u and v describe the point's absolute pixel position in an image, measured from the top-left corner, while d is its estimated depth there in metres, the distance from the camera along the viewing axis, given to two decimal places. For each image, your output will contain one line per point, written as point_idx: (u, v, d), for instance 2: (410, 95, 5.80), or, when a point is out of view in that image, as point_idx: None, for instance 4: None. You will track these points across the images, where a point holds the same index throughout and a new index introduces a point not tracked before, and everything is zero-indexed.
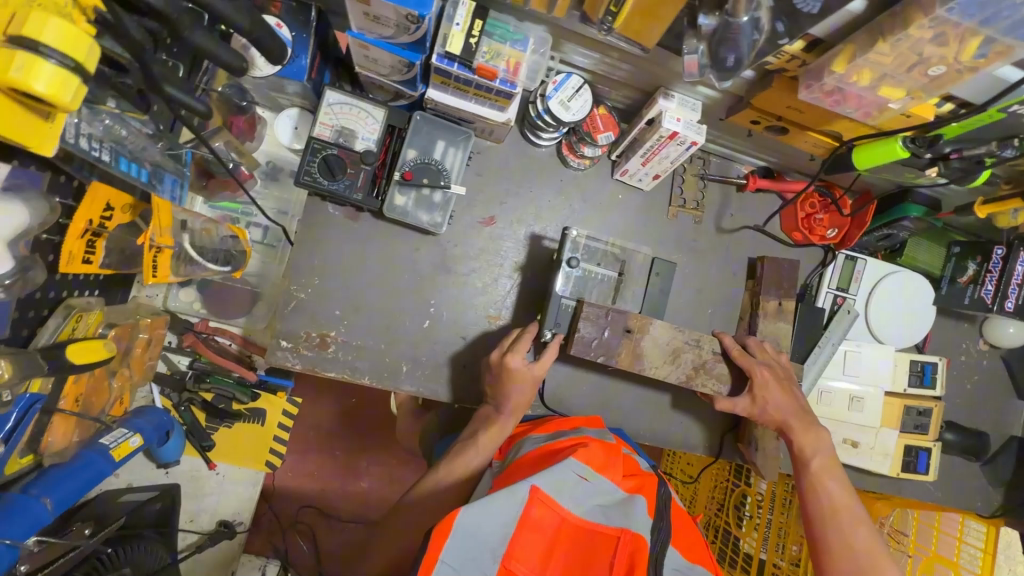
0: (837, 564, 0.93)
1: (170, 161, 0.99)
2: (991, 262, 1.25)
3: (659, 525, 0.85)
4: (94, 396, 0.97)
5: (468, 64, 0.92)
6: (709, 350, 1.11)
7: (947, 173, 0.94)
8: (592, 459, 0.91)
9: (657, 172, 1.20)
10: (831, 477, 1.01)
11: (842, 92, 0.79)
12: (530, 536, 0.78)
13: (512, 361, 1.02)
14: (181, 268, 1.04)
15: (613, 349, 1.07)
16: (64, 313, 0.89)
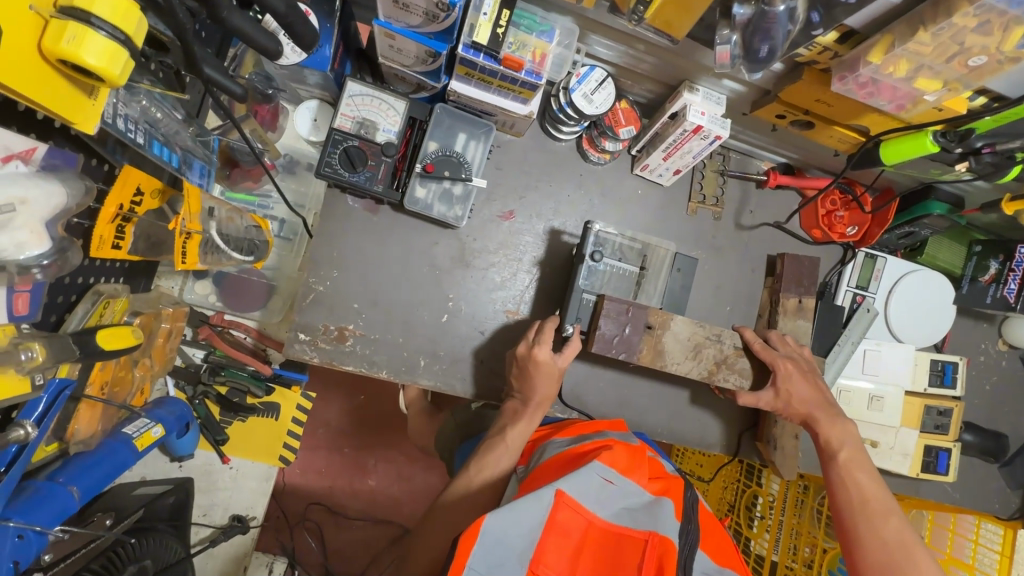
0: (867, 559, 0.89)
1: (198, 148, 1.03)
2: (1014, 261, 1.24)
3: (687, 528, 0.83)
4: (116, 385, 1.00)
5: (494, 55, 0.91)
6: (730, 346, 1.10)
7: (977, 168, 0.93)
8: (616, 463, 0.89)
9: (678, 167, 1.19)
10: (860, 470, 0.97)
11: (876, 84, 0.78)
12: (556, 541, 0.77)
13: (540, 353, 1.00)
14: (208, 257, 1.02)
15: (635, 344, 1.05)
16: (92, 299, 0.89)
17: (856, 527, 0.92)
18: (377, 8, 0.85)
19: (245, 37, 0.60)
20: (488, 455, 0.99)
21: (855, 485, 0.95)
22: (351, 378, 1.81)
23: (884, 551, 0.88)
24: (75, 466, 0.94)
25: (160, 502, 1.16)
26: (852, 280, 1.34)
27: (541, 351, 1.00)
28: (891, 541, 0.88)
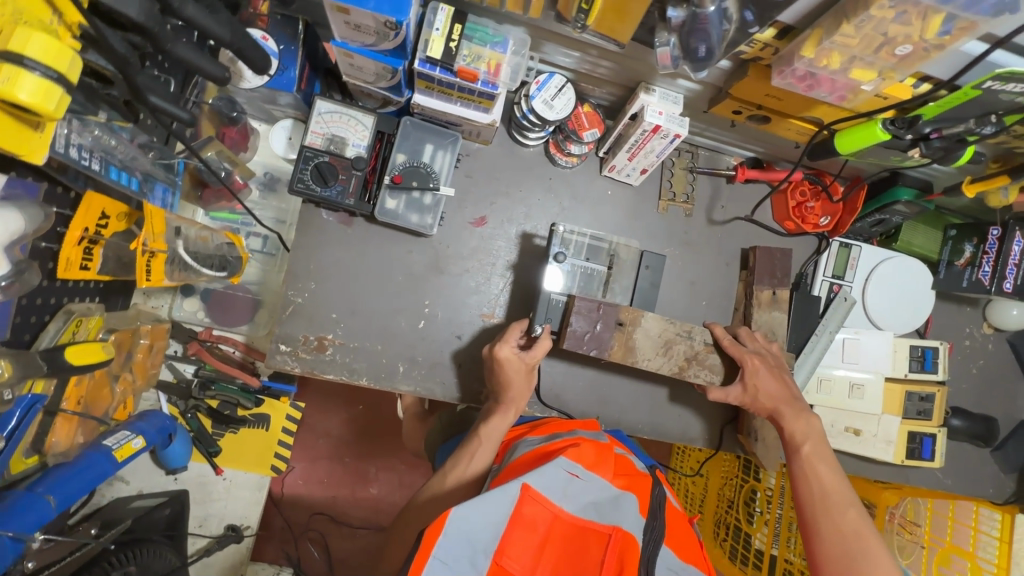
0: (824, 551, 0.88)
1: (161, 171, 1.04)
2: (987, 244, 1.24)
3: (652, 524, 0.85)
4: (95, 397, 1.05)
5: (449, 68, 0.94)
6: (700, 341, 1.12)
7: (929, 153, 0.93)
8: (582, 459, 0.92)
9: (644, 166, 1.21)
10: (823, 463, 0.97)
11: (815, 76, 0.80)
12: (522, 534, 0.78)
13: (501, 350, 1.04)
14: (176, 274, 1.11)
15: (605, 342, 1.07)
16: (64, 318, 0.94)
17: (816, 519, 0.91)
18: (333, 30, 0.89)
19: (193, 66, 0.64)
20: (465, 455, 1.01)
21: (817, 478, 0.95)
22: (346, 388, 1.84)
23: (842, 545, 0.87)
24: (57, 475, 0.98)
25: (158, 514, 1.23)
26: (827, 270, 1.35)
27: (502, 349, 1.04)
28: (848, 534, 0.87)
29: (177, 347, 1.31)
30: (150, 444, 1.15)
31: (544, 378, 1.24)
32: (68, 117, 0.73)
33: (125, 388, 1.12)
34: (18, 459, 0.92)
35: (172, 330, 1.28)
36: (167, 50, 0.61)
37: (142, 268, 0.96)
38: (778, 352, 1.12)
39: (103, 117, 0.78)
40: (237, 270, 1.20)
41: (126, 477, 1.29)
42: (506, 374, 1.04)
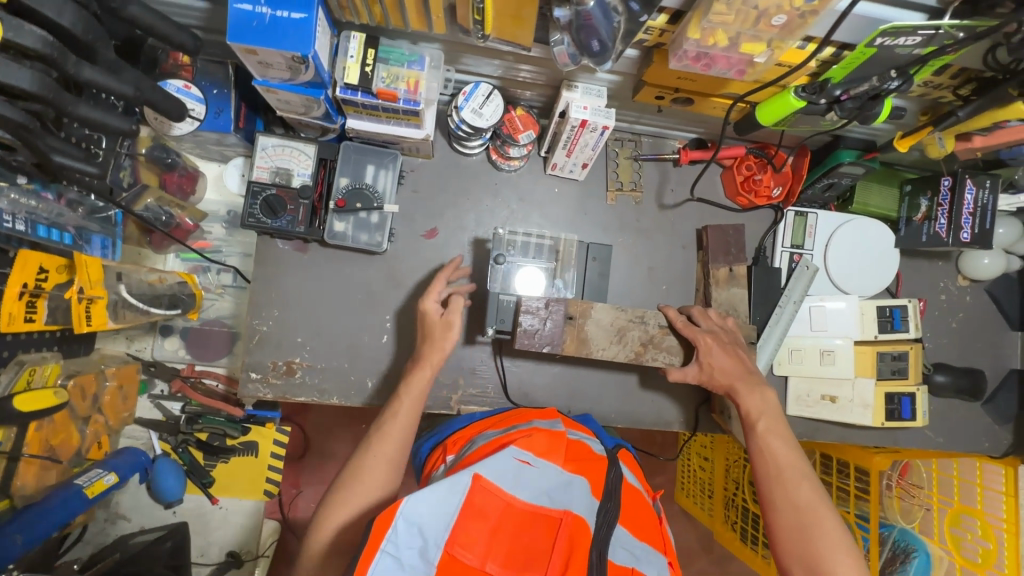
0: (779, 524, 0.89)
1: (96, 223, 1.08)
2: (940, 196, 1.23)
3: (606, 506, 0.86)
4: (56, 440, 1.04)
5: (369, 91, 0.99)
6: (655, 325, 1.13)
7: (844, 115, 0.94)
8: (533, 447, 0.93)
9: (584, 161, 1.23)
10: (778, 438, 0.97)
11: (708, 56, 0.83)
12: (472, 523, 0.79)
13: (426, 302, 1.07)
14: (119, 314, 1.05)
15: (558, 337, 1.09)
16: (15, 368, 0.96)
17: (772, 494, 0.92)
18: (252, 71, 0.94)
19: (93, 121, 0.71)
20: (388, 419, 0.97)
21: (772, 453, 0.95)
22: (348, 410, 1.61)
23: (797, 517, 0.88)
24: (27, 515, 0.96)
25: (159, 548, 1.26)
26: (786, 241, 1.36)
27: (426, 300, 1.07)
28: (802, 507, 0.88)
29: (164, 386, 1.38)
30: (122, 481, 1.17)
31: (511, 377, 1.27)
32: None
33: (96, 430, 1.17)
34: None
35: (155, 369, 1.35)
36: (70, 112, 0.67)
37: (80, 315, 0.93)
38: (734, 329, 1.14)
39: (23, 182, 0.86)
40: (188, 308, 1.20)
41: (128, 515, 1.36)
42: (427, 325, 1.07)
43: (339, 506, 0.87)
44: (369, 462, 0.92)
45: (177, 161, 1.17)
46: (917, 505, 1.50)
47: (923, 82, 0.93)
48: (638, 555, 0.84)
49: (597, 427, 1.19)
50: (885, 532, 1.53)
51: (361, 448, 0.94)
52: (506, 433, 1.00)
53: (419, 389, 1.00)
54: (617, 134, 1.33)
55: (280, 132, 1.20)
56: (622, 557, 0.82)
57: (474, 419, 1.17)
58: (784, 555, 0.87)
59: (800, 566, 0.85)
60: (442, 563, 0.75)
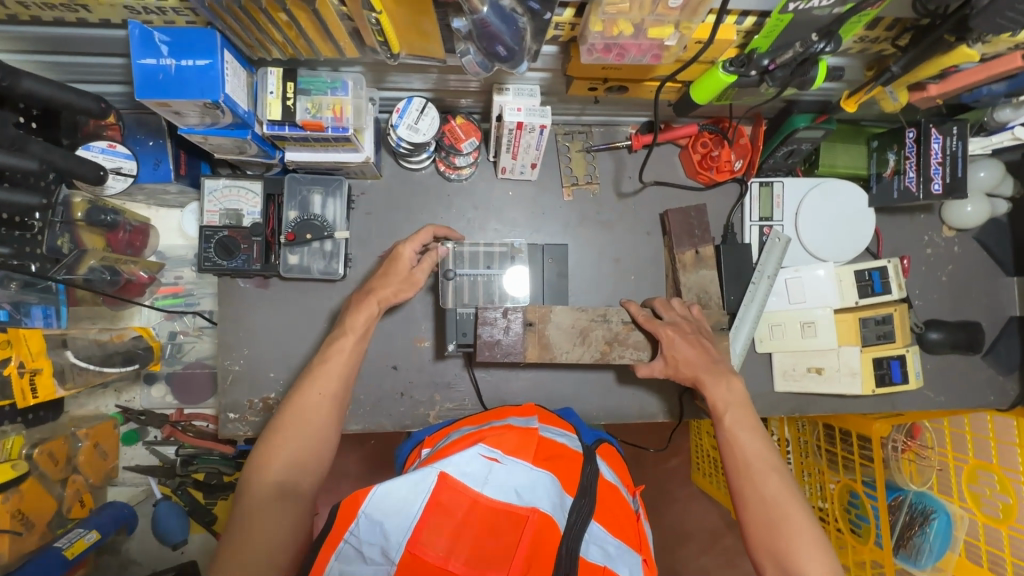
0: (749, 518, 0.89)
1: (36, 293, 0.99)
2: (906, 148, 1.18)
3: (579, 504, 0.83)
4: (34, 512, 1.00)
5: (295, 124, 0.98)
6: (618, 321, 1.11)
7: (777, 84, 0.89)
8: (502, 444, 0.88)
9: (531, 161, 1.20)
10: (746, 430, 0.96)
11: (619, 45, 0.80)
12: (438, 522, 0.77)
13: (404, 247, 1.06)
14: (68, 379, 1.02)
15: (519, 344, 1.09)
16: None
17: (741, 489, 0.91)
18: (174, 120, 0.94)
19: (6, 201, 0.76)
20: (330, 356, 0.95)
21: (739, 446, 0.94)
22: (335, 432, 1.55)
23: (765, 512, 0.88)
24: None
25: None
26: (753, 214, 1.31)
27: (404, 244, 1.06)
28: (770, 501, 0.88)
29: (156, 432, 1.41)
30: (105, 538, 1.14)
31: (485, 387, 1.26)
32: None
33: (76, 490, 1.13)
34: None
35: (146, 418, 1.36)
36: None
37: (22, 390, 0.91)
38: (698, 317, 1.11)
39: None
40: (146, 362, 1.20)
41: (138, 560, 1.40)
42: (389, 267, 1.05)
43: (285, 444, 0.85)
44: (312, 398, 0.89)
45: (120, 218, 1.08)
46: (932, 464, 1.40)
47: (858, 38, 0.88)
48: (610, 553, 0.81)
49: (577, 421, 1.12)
50: (898, 497, 1.45)
51: (301, 386, 0.92)
52: (478, 431, 0.96)
53: (364, 324, 0.98)
54: (566, 128, 1.30)
55: (226, 173, 1.20)
56: (594, 553, 0.80)
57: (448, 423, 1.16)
58: (755, 549, 0.87)
59: (770, 560, 0.85)
60: (404, 562, 0.73)
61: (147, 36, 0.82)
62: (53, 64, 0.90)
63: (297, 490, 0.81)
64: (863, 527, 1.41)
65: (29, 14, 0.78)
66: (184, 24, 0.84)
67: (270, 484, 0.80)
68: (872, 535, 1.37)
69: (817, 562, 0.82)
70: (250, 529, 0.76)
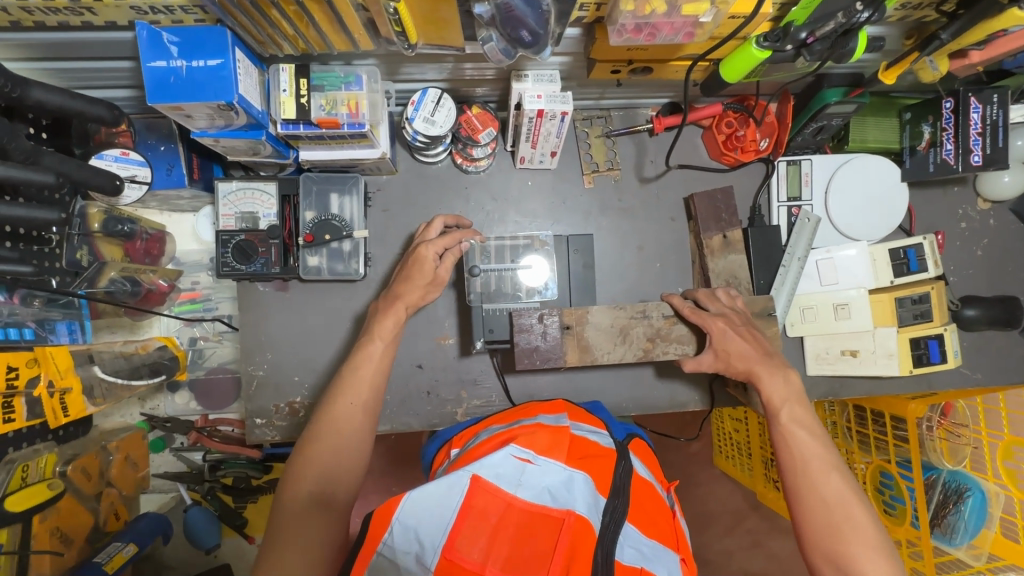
0: (809, 521, 0.85)
1: (59, 310, 0.99)
2: (943, 119, 1.12)
3: (613, 504, 0.79)
4: (71, 529, 0.99)
5: (310, 122, 0.94)
6: (658, 316, 1.08)
7: (815, 59, 0.85)
8: (534, 444, 0.85)
9: (551, 150, 1.16)
10: (804, 429, 0.92)
11: (650, 24, 0.76)
12: (471, 524, 0.74)
13: (426, 248, 1.00)
14: (99, 396, 1.01)
15: (558, 348, 1.06)
16: (7, 468, 0.89)
17: (799, 491, 0.88)
18: (186, 124, 0.91)
19: (25, 219, 0.73)
20: (360, 362, 0.92)
21: (797, 445, 0.90)
22: None
23: (826, 513, 0.85)
24: None
25: None
26: (781, 195, 1.27)
27: (426, 246, 1.00)
28: (831, 502, 0.85)
29: (183, 439, 1.41)
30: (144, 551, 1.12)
31: (512, 382, 1.24)
32: None
33: (111, 502, 1.13)
34: None
35: (172, 424, 1.36)
36: None
37: (54, 411, 0.90)
38: (744, 309, 1.09)
39: None
40: (172, 372, 1.19)
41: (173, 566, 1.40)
42: (410, 270, 1.00)
43: (317, 455, 0.83)
44: (342, 408, 0.87)
45: (137, 227, 1.07)
46: (965, 442, 1.37)
47: (900, 4, 0.83)
48: (646, 554, 0.78)
49: (608, 416, 1.10)
50: (931, 475, 1.41)
51: (330, 396, 0.89)
52: (509, 430, 0.93)
53: (391, 329, 0.95)
54: (585, 113, 1.25)
55: (239, 175, 1.17)
56: (629, 555, 0.77)
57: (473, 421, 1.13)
58: (812, 550, 0.84)
59: (826, 561, 0.83)
60: (441, 568, 0.70)
61: (155, 38, 0.79)
62: (59, 70, 0.87)
63: (330, 502, 0.79)
64: (897, 508, 1.35)
65: (33, 20, 0.75)
66: (193, 22, 0.81)
67: (303, 495, 0.79)
68: (907, 516, 1.31)
69: (879, 566, 0.80)
70: (286, 542, 0.74)
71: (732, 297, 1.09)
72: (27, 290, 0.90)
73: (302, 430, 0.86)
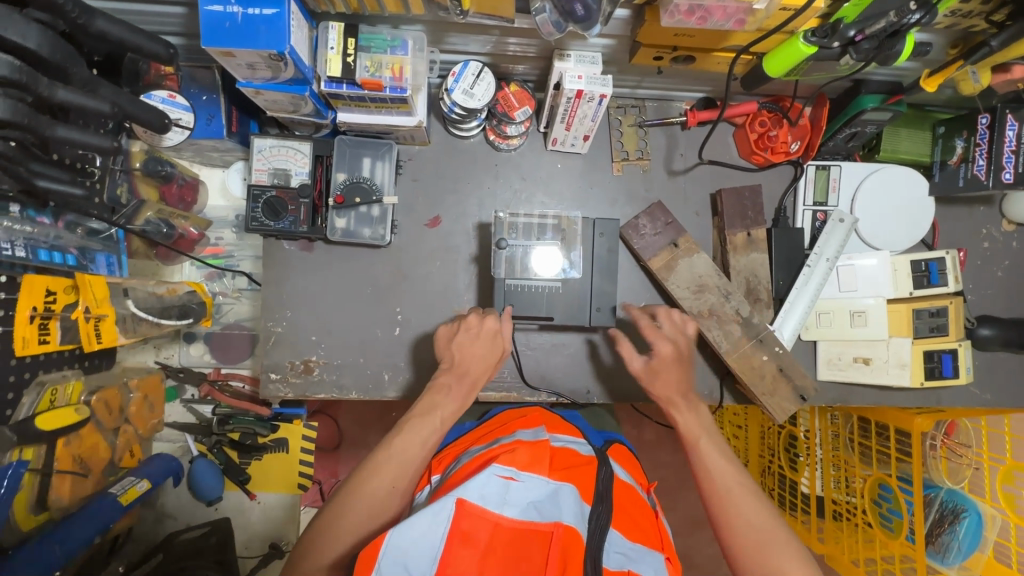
0: (741, 546, 0.82)
1: (96, 240, 1.01)
2: (978, 135, 1.12)
3: (597, 511, 0.78)
4: (91, 454, 1.01)
5: (354, 82, 0.96)
6: (734, 305, 1.20)
7: (860, 58, 0.85)
8: (516, 460, 0.81)
9: (585, 133, 1.17)
10: (720, 455, 0.91)
11: (702, 8, 0.77)
12: (460, 550, 0.69)
13: (489, 321, 1.01)
14: (128, 329, 1.03)
15: (657, 247, 1.21)
16: (37, 390, 0.92)
17: (721, 512, 0.85)
18: (234, 73, 0.92)
19: (76, 143, 0.70)
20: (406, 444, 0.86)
21: (717, 468, 0.89)
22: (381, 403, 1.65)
23: (751, 536, 0.82)
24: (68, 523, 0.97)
25: (204, 544, 1.32)
26: (808, 198, 1.27)
27: (490, 319, 1.01)
28: (754, 524, 0.82)
29: (194, 391, 1.43)
30: (154, 487, 1.18)
31: (526, 361, 1.25)
32: None
33: (127, 439, 1.14)
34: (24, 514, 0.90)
35: (184, 375, 1.37)
36: (49, 134, 0.66)
37: (88, 335, 0.93)
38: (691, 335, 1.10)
39: (16, 209, 0.82)
40: (199, 317, 1.21)
41: (174, 514, 1.42)
42: (473, 347, 0.99)
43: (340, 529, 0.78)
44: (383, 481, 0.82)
45: (174, 172, 1.12)
46: (966, 464, 1.37)
47: (950, 12, 0.84)
48: (632, 555, 0.77)
49: (584, 425, 1.11)
50: (929, 493, 1.40)
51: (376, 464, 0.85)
52: (489, 449, 0.89)
53: (453, 411, 0.91)
54: (619, 101, 1.26)
55: (275, 132, 1.18)
56: (615, 560, 0.75)
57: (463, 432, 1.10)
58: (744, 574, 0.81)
59: None
60: None
61: None
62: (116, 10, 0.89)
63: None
64: (894, 522, 1.34)
65: None
66: None
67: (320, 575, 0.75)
68: (903, 530, 1.31)
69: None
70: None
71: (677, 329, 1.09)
72: (71, 217, 0.94)
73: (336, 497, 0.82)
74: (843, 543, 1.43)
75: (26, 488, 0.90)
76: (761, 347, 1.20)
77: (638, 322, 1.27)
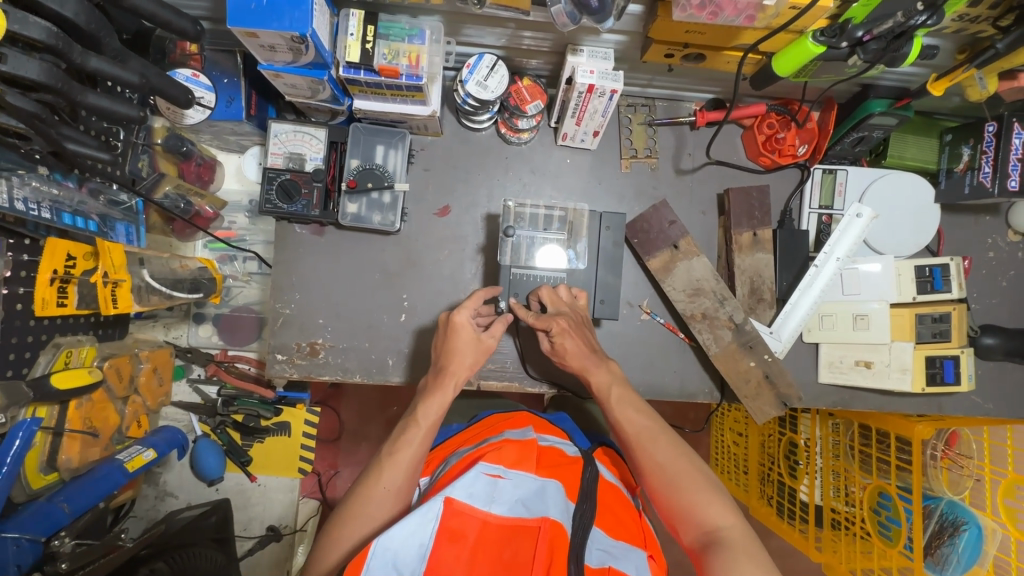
0: (654, 482, 0.91)
1: (117, 210, 1.05)
2: (984, 143, 1.13)
3: (582, 508, 0.80)
4: (99, 421, 1.04)
5: (372, 69, 0.98)
6: (729, 308, 1.21)
7: (868, 59, 0.87)
8: (502, 459, 0.83)
9: (595, 129, 1.19)
10: (629, 407, 0.98)
11: (713, 3, 0.80)
12: (450, 548, 0.70)
13: (459, 315, 0.99)
14: (143, 299, 1.07)
15: (662, 245, 1.22)
16: (52, 352, 0.95)
17: (636, 458, 0.94)
18: (257, 55, 0.95)
19: (106, 110, 0.73)
20: (399, 450, 0.88)
21: (627, 419, 0.97)
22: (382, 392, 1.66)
23: (662, 475, 0.91)
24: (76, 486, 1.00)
25: (205, 521, 1.30)
26: (813, 201, 1.29)
27: (460, 313, 0.99)
28: (664, 464, 0.91)
29: (200, 371, 1.44)
30: (160, 458, 1.19)
31: (528, 351, 1.26)
32: (4, 175, 0.78)
33: (135, 409, 1.16)
34: (36, 475, 0.96)
35: (192, 355, 1.39)
36: (80, 100, 0.69)
37: (105, 299, 0.96)
38: (582, 307, 1.10)
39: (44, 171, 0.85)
40: (210, 293, 1.24)
41: (175, 492, 1.44)
42: (454, 346, 0.97)
43: (343, 539, 0.82)
44: (377, 495, 0.84)
45: (194, 150, 1.20)
46: (967, 475, 1.34)
47: (958, 15, 0.86)
48: (614, 553, 0.78)
49: (569, 427, 1.12)
50: (929, 504, 1.38)
51: (369, 473, 0.87)
52: (477, 450, 0.90)
53: (434, 415, 0.92)
54: (630, 99, 1.28)
55: (292, 118, 1.21)
56: (597, 557, 0.76)
57: (451, 433, 1.12)
58: (663, 509, 0.90)
59: (676, 517, 0.88)
60: None
61: None
62: None
63: None
64: (892, 530, 1.33)
65: None
66: None
67: None
68: (902, 539, 1.29)
69: (714, 507, 0.86)
70: None
71: (560, 298, 1.08)
72: (94, 185, 0.97)
73: (336, 509, 0.86)
74: (840, 552, 1.42)
75: (39, 445, 0.95)
76: (750, 353, 1.21)
77: (641, 318, 1.29)
